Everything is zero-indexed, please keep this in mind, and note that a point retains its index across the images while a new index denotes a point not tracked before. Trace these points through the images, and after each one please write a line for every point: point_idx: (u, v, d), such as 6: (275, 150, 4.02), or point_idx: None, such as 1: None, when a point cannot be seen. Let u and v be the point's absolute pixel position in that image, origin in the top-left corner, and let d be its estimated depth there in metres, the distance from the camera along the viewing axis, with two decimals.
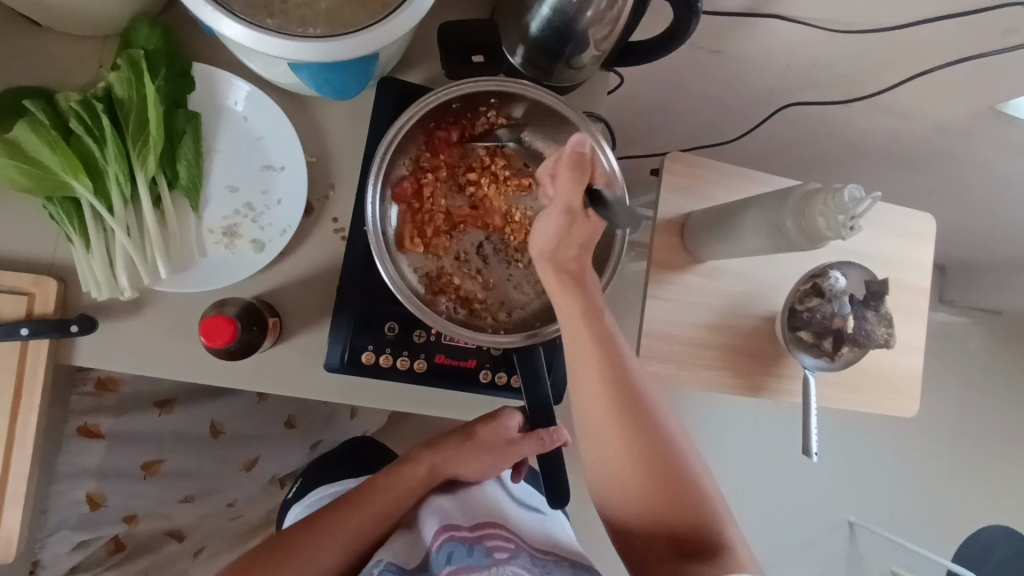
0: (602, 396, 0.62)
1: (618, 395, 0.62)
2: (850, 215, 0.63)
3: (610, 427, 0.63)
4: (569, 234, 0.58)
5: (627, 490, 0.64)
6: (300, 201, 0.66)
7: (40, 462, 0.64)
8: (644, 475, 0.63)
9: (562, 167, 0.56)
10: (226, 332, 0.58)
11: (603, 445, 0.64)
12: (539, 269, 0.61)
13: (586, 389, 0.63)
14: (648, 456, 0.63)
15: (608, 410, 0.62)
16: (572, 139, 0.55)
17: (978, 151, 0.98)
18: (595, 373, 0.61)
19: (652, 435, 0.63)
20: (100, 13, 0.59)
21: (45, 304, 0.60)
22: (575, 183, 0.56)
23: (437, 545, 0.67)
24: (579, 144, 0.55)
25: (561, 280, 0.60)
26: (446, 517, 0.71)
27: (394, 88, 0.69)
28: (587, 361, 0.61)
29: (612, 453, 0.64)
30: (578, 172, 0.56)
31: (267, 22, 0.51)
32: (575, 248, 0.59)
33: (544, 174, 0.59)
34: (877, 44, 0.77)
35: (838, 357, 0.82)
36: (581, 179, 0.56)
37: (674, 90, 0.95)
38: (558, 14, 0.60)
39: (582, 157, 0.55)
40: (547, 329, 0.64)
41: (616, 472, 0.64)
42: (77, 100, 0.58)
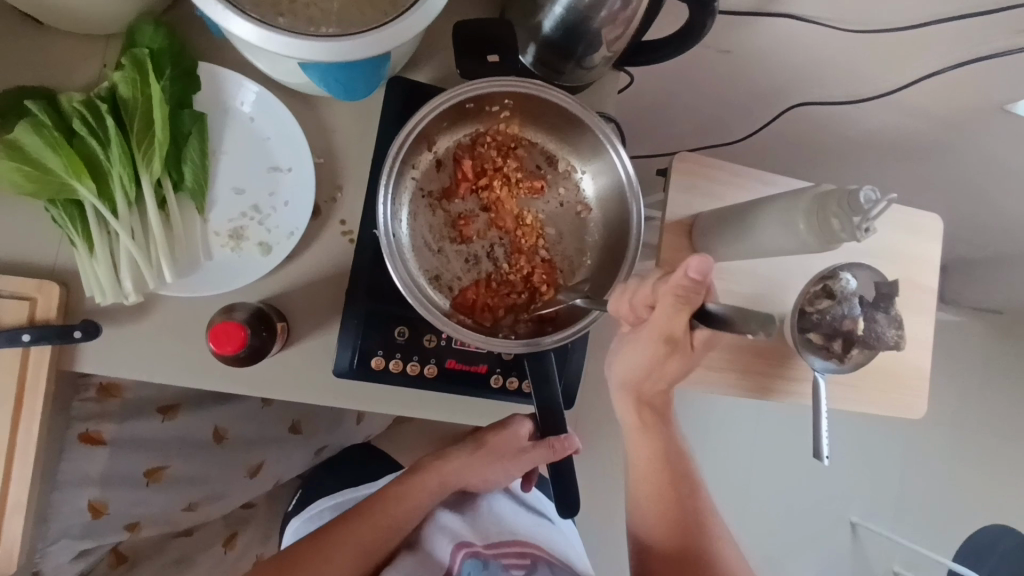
0: (645, 440, 0.74)
1: (658, 445, 0.74)
2: (865, 217, 0.62)
3: (651, 482, 0.75)
4: (662, 364, 0.64)
5: (654, 525, 0.75)
6: (307, 202, 0.65)
7: (43, 469, 0.63)
8: (676, 520, 0.74)
9: (665, 300, 0.53)
10: (236, 337, 0.58)
11: (643, 497, 0.75)
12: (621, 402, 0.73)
13: (638, 455, 0.75)
14: (683, 507, 0.74)
15: (655, 471, 0.74)
16: (687, 263, 0.48)
17: (986, 149, 0.97)
18: (653, 449, 0.74)
19: (686, 495, 0.75)
20: (103, 11, 0.58)
21: (48, 309, 0.59)
22: (676, 310, 0.53)
23: (457, 565, 0.71)
24: (696, 271, 0.48)
25: (639, 410, 0.72)
26: (459, 533, 0.74)
27: (404, 87, 0.68)
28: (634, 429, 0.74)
29: (650, 505, 0.75)
30: (684, 299, 0.52)
31: (277, 21, 0.50)
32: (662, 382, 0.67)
33: (640, 303, 0.57)
34: (890, 41, 0.76)
35: (848, 358, 0.81)
36: (687, 306, 0.52)
37: (682, 88, 0.94)
38: (572, 12, 0.59)
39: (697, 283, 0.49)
40: (546, 339, 0.60)
41: (645, 505, 0.75)
42: (80, 101, 0.57)
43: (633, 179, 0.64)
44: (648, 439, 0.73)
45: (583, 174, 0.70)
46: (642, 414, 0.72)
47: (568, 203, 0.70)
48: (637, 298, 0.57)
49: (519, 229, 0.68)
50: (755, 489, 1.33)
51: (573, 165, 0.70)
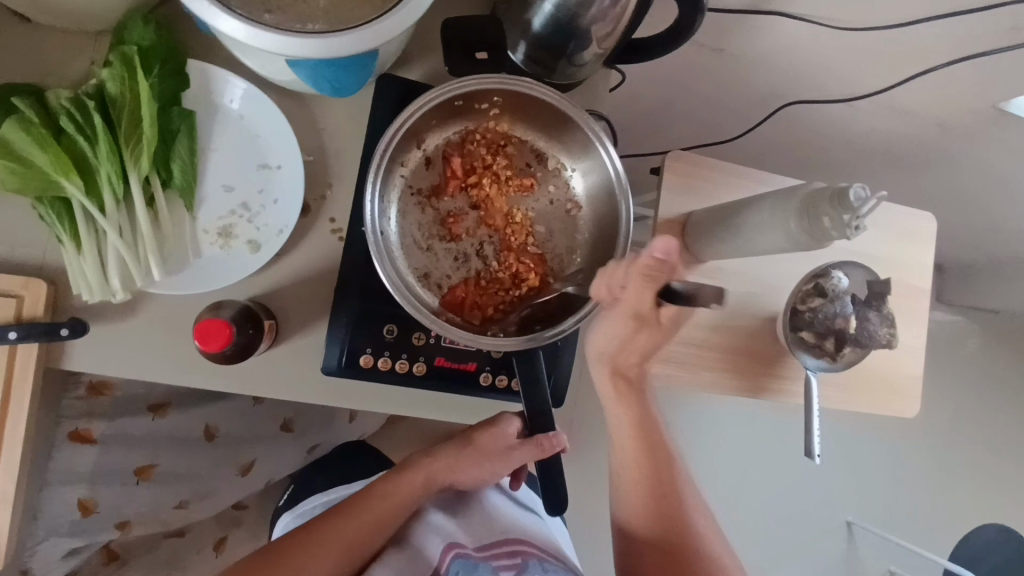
0: (624, 413, 0.71)
1: (637, 420, 0.71)
2: (855, 215, 0.63)
3: (634, 462, 0.72)
4: (634, 339, 0.62)
5: (640, 514, 0.72)
6: (296, 200, 0.65)
7: (29, 466, 0.63)
8: (657, 501, 0.72)
9: (636, 279, 0.54)
10: (220, 334, 0.57)
11: (624, 477, 0.73)
12: (596, 371, 0.69)
13: (620, 432, 0.72)
14: (665, 489, 0.72)
15: (637, 450, 0.72)
16: (652, 244, 0.50)
17: (979, 150, 0.97)
18: (631, 423, 0.71)
19: (667, 476, 0.72)
20: (91, 8, 0.58)
21: (34, 307, 0.58)
22: (644, 290, 0.55)
23: (445, 563, 0.69)
24: (662, 249, 0.50)
25: (615, 380, 0.69)
26: (451, 534, 0.73)
27: (394, 85, 0.68)
28: (613, 403, 0.71)
29: (633, 487, 0.73)
30: (651, 278, 0.54)
31: (264, 18, 0.50)
32: (635, 354, 0.64)
33: (612, 283, 0.57)
34: (882, 41, 0.76)
35: (841, 357, 0.81)
36: (655, 285, 0.54)
37: (675, 87, 0.94)
38: (562, 10, 0.59)
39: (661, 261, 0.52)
40: (545, 333, 0.61)
41: (631, 490, 0.73)
42: (68, 99, 0.57)
43: (623, 178, 0.64)
44: (628, 415, 0.71)
45: (573, 172, 0.70)
46: (624, 391, 0.69)
47: (559, 201, 0.70)
48: (610, 279, 0.57)
49: (509, 227, 0.68)
50: (749, 490, 1.33)
51: (563, 163, 0.70)
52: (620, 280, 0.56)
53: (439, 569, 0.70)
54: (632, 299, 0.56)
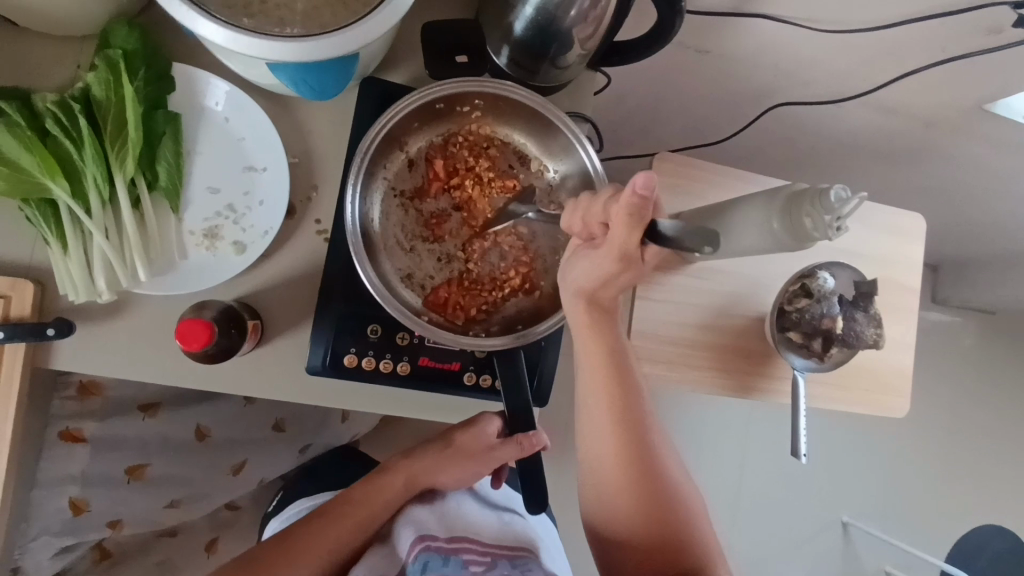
0: (593, 347, 0.65)
1: (608, 353, 0.65)
2: (837, 215, 0.63)
3: (605, 400, 0.67)
4: (616, 279, 0.57)
5: (608, 458, 0.68)
6: (281, 201, 0.66)
7: (18, 465, 0.63)
8: (633, 471, 0.67)
9: (617, 217, 0.48)
10: (201, 335, 0.57)
11: (598, 443, 0.68)
12: (569, 301, 0.62)
13: (591, 393, 0.68)
14: (642, 460, 0.68)
15: (612, 412, 0.67)
16: (632, 181, 0.44)
17: (968, 150, 0.97)
18: (601, 356, 0.65)
19: (641, 430, 0.68)
20: (76, 12, 0.59)
21: (21, 308, 0.59)
22: (629, 231, 0.49)
23: (413, 555, 0.67)
24: (643, 187, 0.44)
25: (588, 310, 0.62)
26: (422, 525, 0.71)
27: (377, 87, 0.69)
28: (583, 333, 0.64)
29: (607, 456, 0.68)
30: (635, 219, 0.48)
31: (243, 22, 0.51)
32: (617, 289, 0.59)
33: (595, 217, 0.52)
34: (865, 43, 0.76)
35: (828, 357, 0.81)
36: (639, 225, 0.48)
37: (663, 89, 0.95)
38: (542, 13, 0.60)
39: (644, 200, 0.46)
40: (534, 331, 0.63)
41: (600, 431, 0.68)
42: (53, 101, 0.58)
43: (604, 180, 0.65)
44: (602, 367, 0.66)
45: (556, 174, 0.71)
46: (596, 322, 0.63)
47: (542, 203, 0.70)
48: (590, 213, 0.53)
49: (492, 230, 0.68)
50: (744, 489, 1.33)
51: (547, 165, 0.70)
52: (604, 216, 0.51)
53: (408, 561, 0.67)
54: (614, 239, 0.51)
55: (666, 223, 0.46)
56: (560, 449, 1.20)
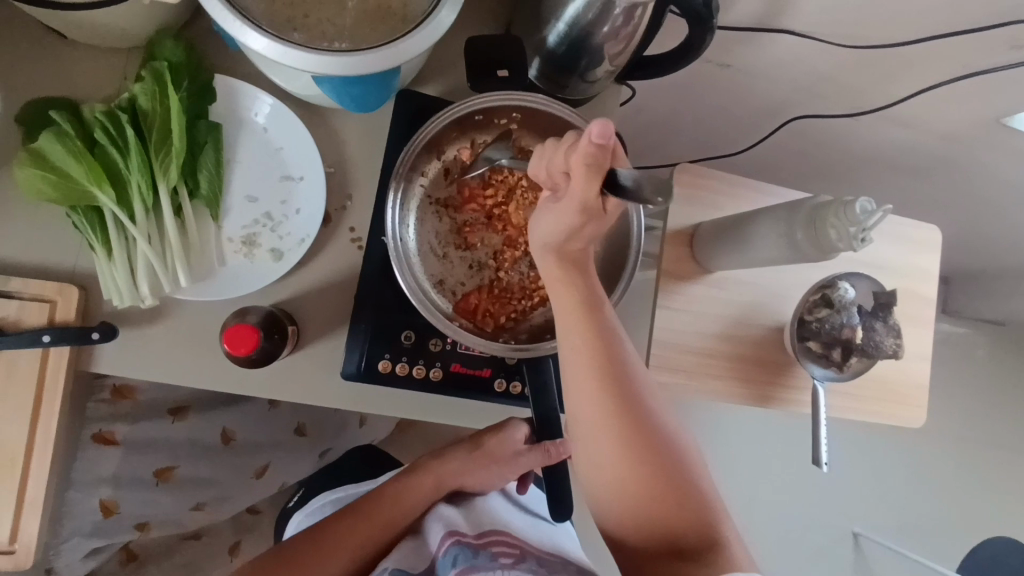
0: (572, 324, 0.55)
1: (593, 333, 0.55)
2: (861, 227, 0.64)
3: (592, 388, 0.56)
4: (580, 229, 0.50)
5: (603, 452, 0.58)
6: (318, 210, 0.67)
7: (59, 466, 0.65)
8: (642, 479, 0.58)
9: (576, 167, 0.44)
10: (249, 340, 0.60)
11: (595, 449, 0.59)
12: (538, 255, 0.55)
13: (581, 396, 0.57)
14: (649, 463, 0.58)
15: (608, 415, 0.57)
16: (587, 130, 0.40)
17: (986, 162, 0.98)
18: (583, 336, 0.55)
19: (641, 418, 0.58)
20: (125, 25, 0.60)
21: (66, 312, 0.61)
22: (588, 180, 0.44)
23: (442, 549, 0.65)
24: (599, 135, 0.39)
25: (558, 266, 0.54)
26: (450, 523, 0.70)
27: (412, 100, 0.70)
28: (561, 305, 0.55)
29: (603, 449, 0.58)
30: (595, 167, 0.43)
31: (291, 36, 0.52)
32: (583, 240, 0.52)
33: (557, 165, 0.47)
34: (886, 58, 0.78)
35: (847, 366, 0.82)
36: (598, 174, 0.43)
37: (683, 101, 0.96)
38: (574, 29, 0.61)
39: (602, 149, 0.41)
40: (546, 344, 0.63)
41: (588, 424, 0.58)
42: (101, 112, 0.60)
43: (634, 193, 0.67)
44: (589, 357, 0.55)
45: None
46: (569, 281, 0.54)
47: None
48: (552, 163, 0.47)
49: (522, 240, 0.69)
50: (756, 499, 1.33)
51: None
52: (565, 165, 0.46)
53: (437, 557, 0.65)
54: (574, 189, 0.46)
55: (625, 171, 0.43)
56: None
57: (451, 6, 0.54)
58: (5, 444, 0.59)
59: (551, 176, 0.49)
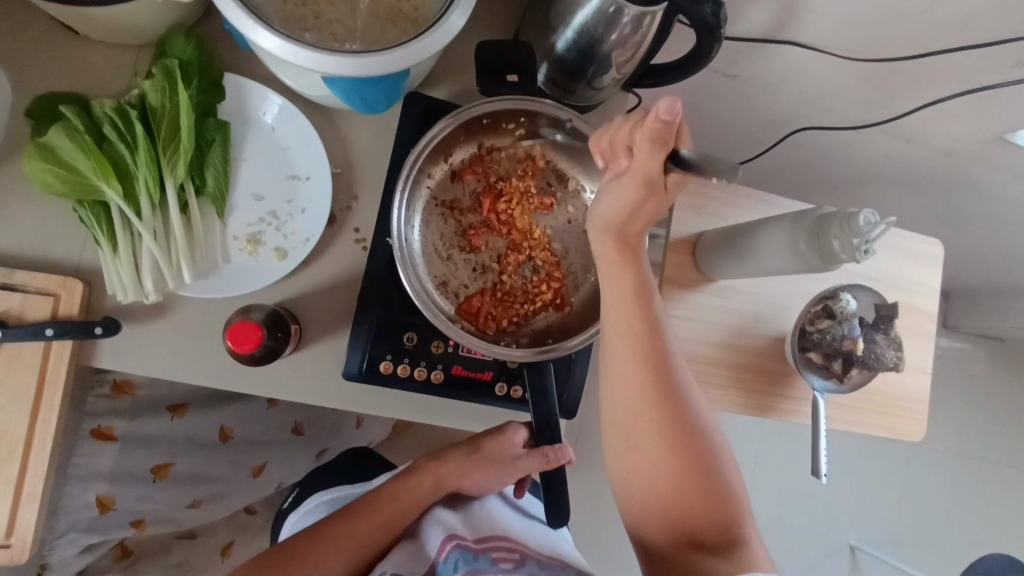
0: (625, 309, 0.57)
1: (642, 320, 0.57)
2: (865, 239, 0.64)
3: (634, 376, 0.57)
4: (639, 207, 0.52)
5: (641, 440, 0.58)
6: (324, 210, 0.67)
7: (58, 460, 0.64)
8: (680, 484, 0.58)
9: (642, 142, 0.45)
10: (253, 336, 0.60)
11: (631, 436, 0.59)
12: (595, 234, 0.57)
13: (623, 380, 0.58)
14: (685, 457, 0.58)
15: (647, 404, 0.58)
16: (656, 105, 0.40)
17: (986, 178, 0.98)
18: (634, 323, 0.57)
19: (680, 411, 0.58)
20: (138, 22, 0.61)
21: (70, 306, 0.61)
22: (653, 155, 0.45)
23: (443, 554, 0.65)
24: (666, 112, 0.40)
25: (612, 247, 0.56)
26: (449, 526, 0.70)
27: (420, 102, 0.71)
28: (614, 291, 0.57)
29: (639, 438, 0.58)
30: (658, 143, 0.44)
31: (303, 36, 0.53)
32: (643, 220, 0.53)
33: (620, 142, 0.49)
34: (893, 72, 0.78)
35: (848, 379, 0.82)
36: (662, 150, 0.45)
37: (688, 110, 0.97)
38: (584, 35, 0.62)
39: (668, 125, 0.42)
40: (565, 344, 0.64)
41: (627, 412, 0.59)
42: (111, 107, 0.60)
43: None
44: (635, 343, 0.57)
45: (592, 193, 0.72)
46: (623, 260, 0.56)
47: (576, 221, 0.72)
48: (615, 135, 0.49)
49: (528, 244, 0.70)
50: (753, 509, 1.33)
51: (582, 184, 0.72)
52: (628, 140, 0.48)
53: (437, 561, 0.65)
54: (636, 163, 0.47)
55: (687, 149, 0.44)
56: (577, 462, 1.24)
57: (462, 10, 0.54)
58: (6, 437, 0.59)
59: (614, 153, 0.50)
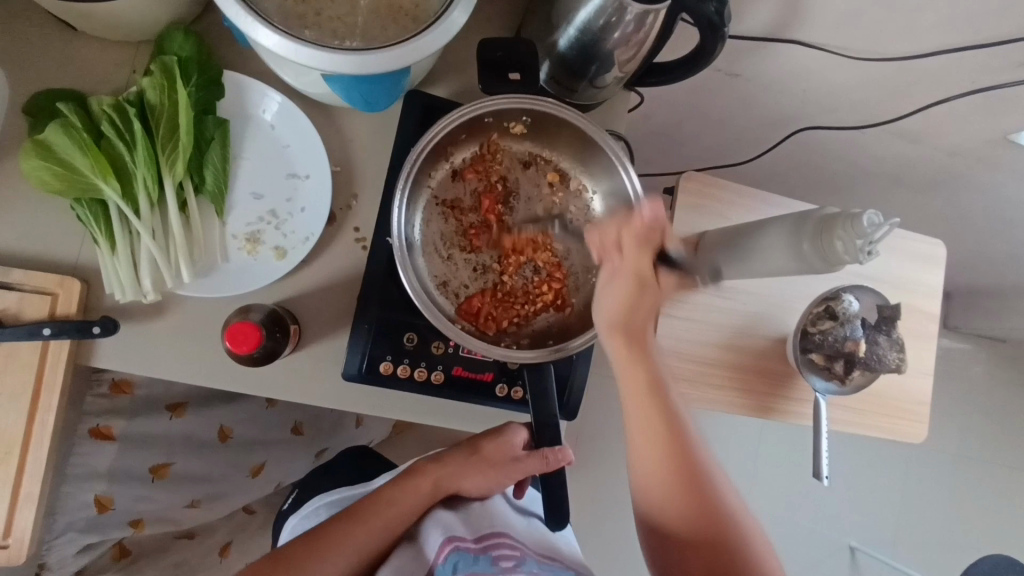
0: (642, 399, 0.59)
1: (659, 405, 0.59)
2: (868, 240, 0.63)
3: (656, 455, 0.59)
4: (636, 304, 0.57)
5: (670, 513, 0.59)
6: (324, 209, 0.67)
7: (55, 460, 0.64)
8: (703, 523, 0.58)
9: (631, 239, 0.55)
10: (251, 336, 0.59)
11: (661, 518, 0.60)
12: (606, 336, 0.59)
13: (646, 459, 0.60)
14: (715, 532, 0.58)
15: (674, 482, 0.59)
16: (642, 210, 0.55)
17: (990, 178, 0.98)
18: (653, 409, 0.59)
19: (705, 484, 0.59)
20: (138, 19, 0.60)
21: (68, 305, 0.60)
22: (643, 253, 0.55)
23: (442, 556, 0.65)
24: (651, 217, 0.55)
25: (628, 345, 0.59)
26: (449, 528, 0.69)
27: (421, 100, 0.70)
28: (630, 385, 0.59)
29: (670, 516, 0.59)
30: (644, 243, 0.56)
31: (303, 33, 0.52)
32: (642, 316, 0.58)
33: (608, 243, 0.57)
34: (898, 71, 0.77)
35: (850, 380, 0.82)
36: (650, 250, 0.55)
37: (690, 109, 0.97)
38: (586, 33, 0.61)
39: (651, 228, 0.55)
40: (570, 346, 0.63)
41: (653, 488, 0.60)
42: (109, 104, 0.59)
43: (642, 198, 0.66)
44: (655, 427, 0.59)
45: (594, 194, 0.72)
46: (637, 354, 0.58)
47: (578, 222, 0.72)
48: (605, 235, 0.57)
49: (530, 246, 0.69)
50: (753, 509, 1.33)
51: (584, 185, 0.72)
52: (616, 240, 0.56)
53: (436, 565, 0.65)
54: (628, 261, 0.56)
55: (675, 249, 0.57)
56: (577, 463, 1.24)
57: (463, 7, 0.54)
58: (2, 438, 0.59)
59: (602, 255, 0.58)
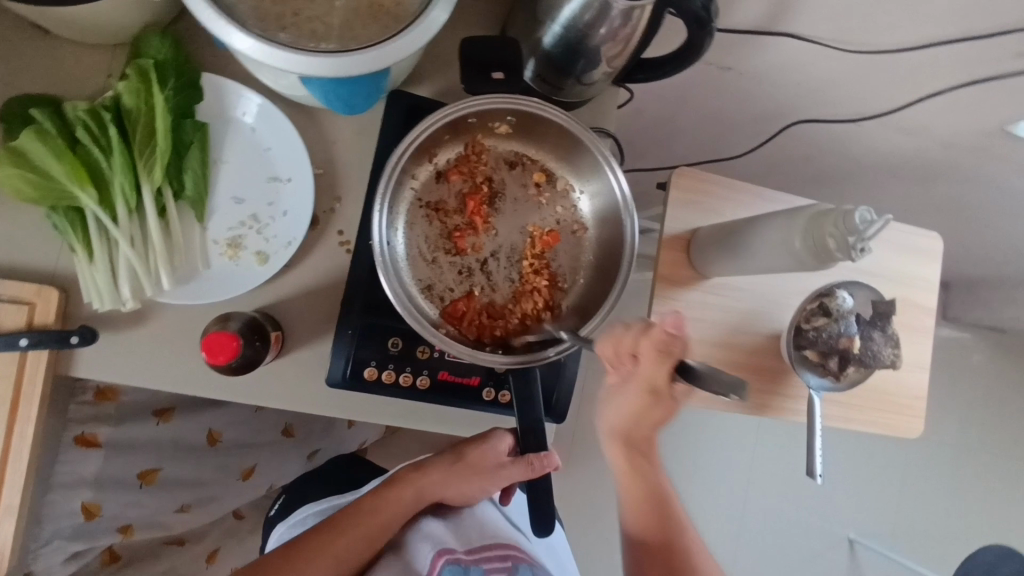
0: (633, 477, 0.70)
1: (647, 482, 0.70)
2: (860, 237, 0.62)
3: (643, 516, 0.71)
4: (645, 412, 0.64)
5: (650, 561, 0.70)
6: (306, 212, 0.66)
7: (36, 470, 0.63)
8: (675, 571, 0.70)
9: (647, 351, 0.57)
10: (228, 347, 0.58)
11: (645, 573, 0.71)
12: (608, 443, 0.69)
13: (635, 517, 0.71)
14: None
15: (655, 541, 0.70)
16: (663, 320, 0.56)
17: (987, 170, 0.97)
18: (641, 486, 0.70)
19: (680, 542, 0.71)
20: (112, 21, 0.59)
21: (46, 315, 0.59)
22: (658, 365, 0.57)
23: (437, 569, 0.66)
24: (671, 326, 0.55)
25: (627, 452, 0.69)
26: (438, 540, 0.70)
27: (404, 100, 0.69)
28: (623, 466, 0.70)
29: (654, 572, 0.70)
30: (663, 353, 0.57)
31: (278, 35, 0.51)
32: (645, 424, 0.65)
33: (623, 352, 0.59)
34: (893, 63, 0.76)
35: (844, 377, 0.80)
36: (667, 360, 0.56)
37: (681, 104, 0.95)
38: (571, 30, 0.60)
39: (671, 337, 0.56)
40: (545, 353, 0.61)
41: (638, 542, 0.71)
42: (84, 110, 0.58)
43: (629, 198, 0.64)
44: (643, 497, 0.70)
45: (581, 193, 0.71)
46: (634, 461, 0.69)
47: (565, 223, 0.70)
48: (620, 345, 0.59)
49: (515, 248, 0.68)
50: (749, 503, 1.33)
51: (571, 184, 0.71)
52: (631, 349, 0.58)
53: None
54: (644, 370, 0.58)
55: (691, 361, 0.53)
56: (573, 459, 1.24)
57: (443, 6, 0.53)
58: None
59: (616, 362, 0.61)
